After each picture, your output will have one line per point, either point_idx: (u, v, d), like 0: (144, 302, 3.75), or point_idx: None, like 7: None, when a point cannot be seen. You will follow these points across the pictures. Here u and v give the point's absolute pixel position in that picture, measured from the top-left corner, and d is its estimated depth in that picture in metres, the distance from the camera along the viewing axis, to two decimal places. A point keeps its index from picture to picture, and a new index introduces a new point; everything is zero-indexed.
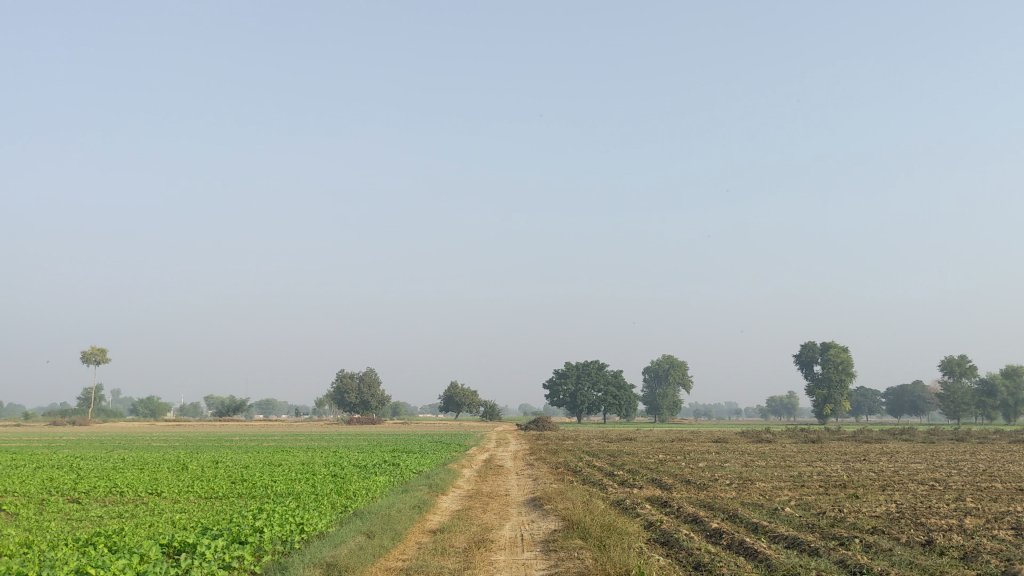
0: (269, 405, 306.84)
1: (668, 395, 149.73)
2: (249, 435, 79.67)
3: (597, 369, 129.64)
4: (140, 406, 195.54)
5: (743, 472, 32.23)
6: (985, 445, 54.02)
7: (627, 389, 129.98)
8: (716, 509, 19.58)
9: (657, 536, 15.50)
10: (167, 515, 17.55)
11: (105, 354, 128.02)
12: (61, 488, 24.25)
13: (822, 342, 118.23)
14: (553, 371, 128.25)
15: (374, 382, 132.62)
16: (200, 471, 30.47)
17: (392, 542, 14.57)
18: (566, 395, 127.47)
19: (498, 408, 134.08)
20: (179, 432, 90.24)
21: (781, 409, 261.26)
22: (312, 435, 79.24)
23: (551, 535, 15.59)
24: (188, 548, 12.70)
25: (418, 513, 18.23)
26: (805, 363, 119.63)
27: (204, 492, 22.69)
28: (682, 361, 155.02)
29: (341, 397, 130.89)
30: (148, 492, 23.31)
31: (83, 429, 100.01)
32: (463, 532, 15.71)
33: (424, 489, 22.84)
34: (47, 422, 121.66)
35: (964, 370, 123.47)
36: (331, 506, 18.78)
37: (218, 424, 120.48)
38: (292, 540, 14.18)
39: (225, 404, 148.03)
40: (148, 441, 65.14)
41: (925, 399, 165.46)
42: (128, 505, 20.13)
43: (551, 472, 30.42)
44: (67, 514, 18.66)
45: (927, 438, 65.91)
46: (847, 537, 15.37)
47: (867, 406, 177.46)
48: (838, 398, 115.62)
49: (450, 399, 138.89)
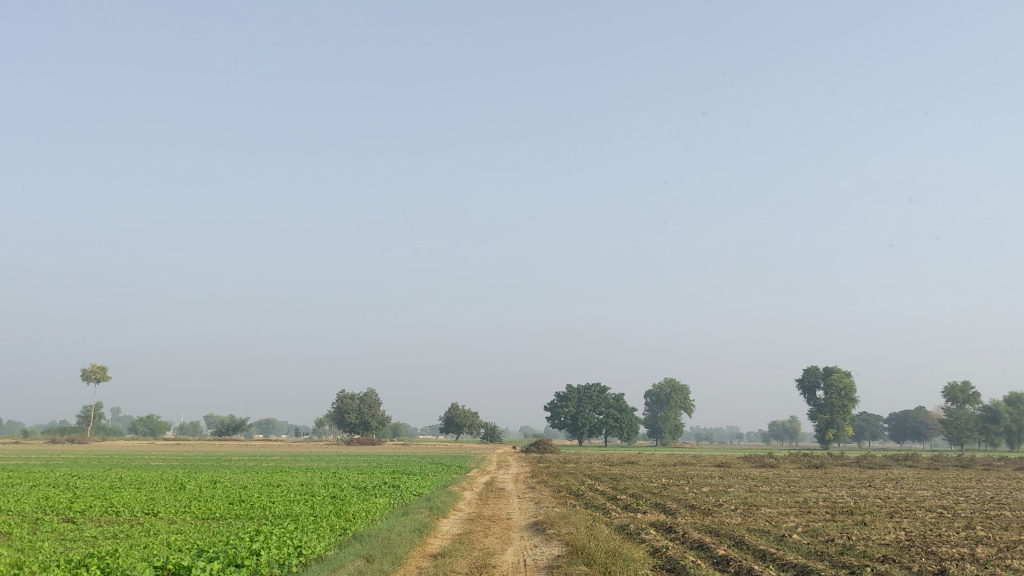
0: (269, 425, 306.60)
1: (669, 419, 149.01)
2: (248, 455, 79.16)
3: (597, 392, 129.07)
4: (140, 425, 195.37)
5: (748, 497, 31.79)
6: (991, 472, 53.44)
7: (629, 412, 129.32)
8: (723, 535, 19.22)
9: (663, 563, 15.11)
10: (164, 536, 17.23)
11: (105, 372, 127.56)
12: (55, 507, 23.84)
13: (825, 367, 117.76)
14: (554, 393, 127.65)
15: (375, 402, 132.03)
16: (197, 490, 30.16)
17: (393, 565, 14.23)
18: (567, 418, 126.79)
19: (498, 430, 133.52)
20: (177, 451, 89.89)
21: (783, 434, 259.90)
22: (310, 456, 78.65)
23: (553, 560, 15.22)
24: (183, 570, 12.38)
25: (418, 536, 17.85)
26: (806, 389, 119.17)
27: (200, 513, 22.28)
28: (683, 385, 154.32)
29: (341, 417, 130.27)
30: (145, 512, 22.95)
31: (83, 447, 99.68)
32: (464, 557, 15.37)
33: (424, 512, 22.50)
34: (47, 440, 121.48)
35: (968, 397, 122.67)
36: (330, 529, 18.36)
37: (217, 443, 120.05)
38: (289, 563, 13.84)
39: (224, 423, 147.58)
40: (146, 460, 64.69)
41: (927, 425, 164.53)
42: (124, 526, 19.78)
43: (553, 495, 30.05)
44: (60, 535, 18.27)
45: (931, 465, 65.25)
46: (858, 567, 14.95)
47: (869, 432, 176.60)
48: (839, 423, 115.00)
49: (451, 420, 138.26)
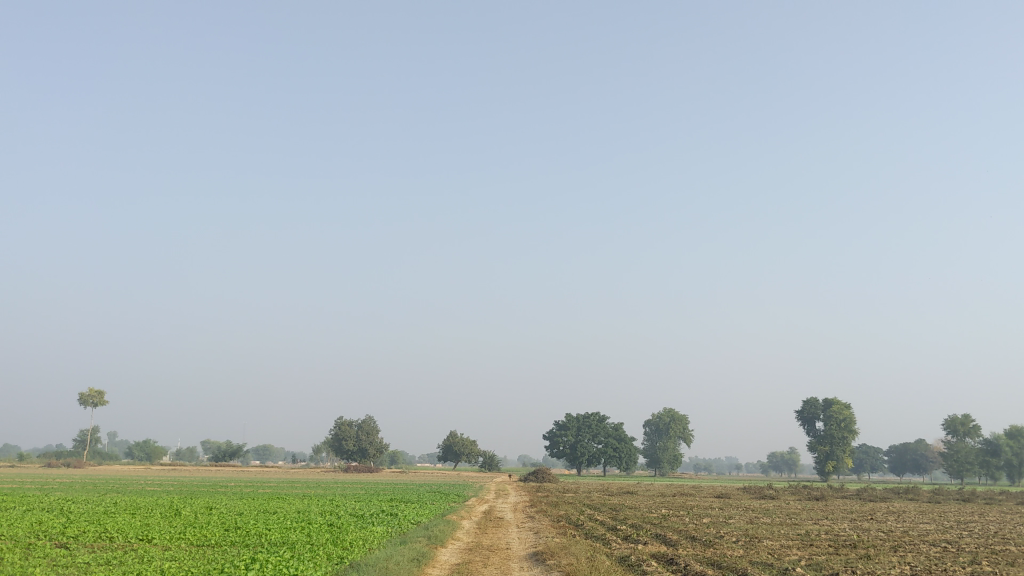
0: (266, 450, 305.27)
1: (668, 449, 148.27)
2: (245, 482, 78.69)
3: (597, 421, 128.20)
4: (136, 450, 194.40)
5: (750, 529, 31.40)
6: (992, 506, 53.18)
7: (628, 442, 128.71)
8: (725, 568, 18.96)
9: None
10: (159, 563, 17.05)
11: (103, 397, 127.22)
12: (49, 532, 23.66)
13: (825, 398, 117.28)
14: (553, 422, 126.99)
15: (372, 430, 131.35)
16: (192, 516, 29.80)
17: None
18: (565, 447, 125.99)
19: (497, 459, 132.72)
20: (173, 477, 89.06)
21: (782, 465, 258.54)
22: (306, 483, 78.23)
23: None
24: None
25: (417, 566, 17.57)
26: (806, 420, 118.62)
27: (195, 540, 22.03)
28: (682, 415, 153.44)
29: (339, 444, 129.43)
30: (139, 538, 22.67)
31: (80, 472, 98.73)
32: None
33: (422, 541, 22.25)
34: (43, 463, 120.64)
35: (969, 430, 122.16)
36: (327, 557, 18.07)
37: (215, 469, 119.33)
38: None
39: (221, 449, 146.61)
40: (142, 485, 64.26)
41: (927, 457, 163.60)
42: (117, 552, 19.56)
43: (553, 525, 29.78)
44: (53, 560, 18.04)
45: (931, 498, 64.90)
46: None
47: (868, 465, 175.88)
48: (839, 455, 114.27)
49: (449, 449, 137.49)
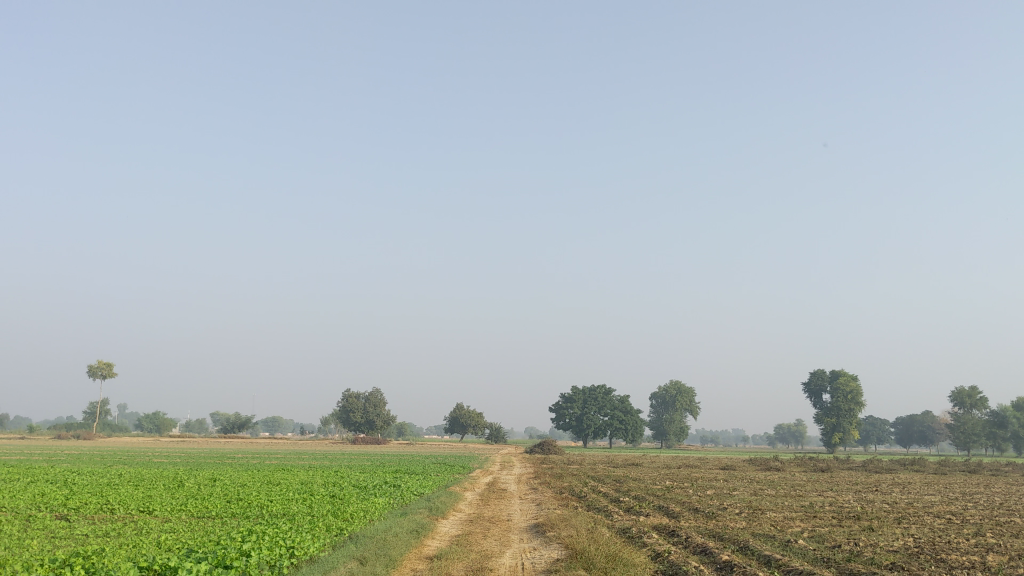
0: (275, 423, 307.45)
1: (674, 421, 148.44)
2: (252, 452, 79.07)
3: (603, 394, 128.33)
4: (146, 421, 195.96)
5: (753, 501, 31.28)
6: (997, 478, 53.31)
7: (634, 414, 128.95)
8: (726, 540, 18.76)
9: (665, 569, 14.66)
10: (156, 535, 16.93)
11: (112, 368, 127.79)
12: (49, 504, 23.58)
13: (832, 370, 117.10)
14: (560, 395, 127.17)
15: (379, 402, 131.75)
16: (195, 488, 29.82)
17: (386, 568, 13.45)
18: (572, 419, 126.35)
19: (503, 431, 133.20)
20: (179, 449, 89.31)
21: (789, 437, 258.81)
22: (314, 454, 78.70)
23: (551, 565, 14.60)
24: (169, 571, 12.27)
25: (415, 538, 17.43)
26: (813, 392, 118.51)
27: (196, 512, 21.98)
28: (688, 387, 153.45)
29: (346, 416, 129.87)
30: (140, 509, 22.66)
31: (88, 444, 99.11)
32: (462, 560, 14.83)
33: (424, 512, 22.16)
34: (53, 435, 121.25)
35: (975, 401, 121.88)
36: (326, 529, 17.97)
37: (224, 441, 120.18)
38: (280, 564, 13.36)
39: (230, 421, 147.35)
40: (149, 456, 64.54)
41: (934, 429, 163.46)
42: (117, 524, 19.49)
43: (555, 497, 29.73)
44: (51, 533, 17.91)
45: (937, 469, 65.07)
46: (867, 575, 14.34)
47: (875, 436, 176.14)
48: (845, 427, 114.33)
49: (455, 421, 137.75)
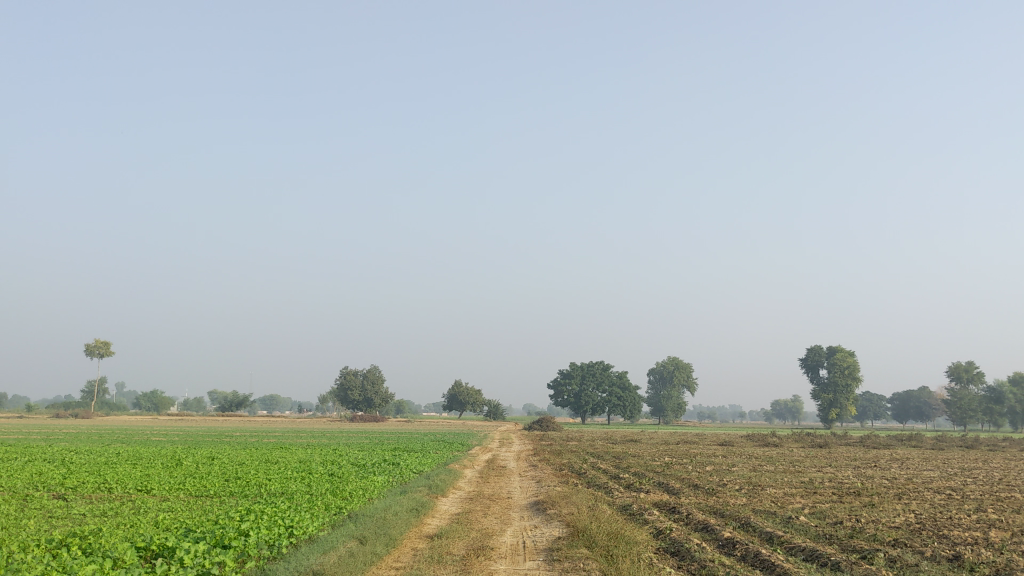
0: (273, 401, 308.24)
1: (672, 397, 148.79)
2: (251, 430, 79.21)
3: (602, 370, 128.61)
4: (144, 400, 196.31)
5: (752, 476, 31.34)
6: (995, 453, 53.35)
7: (632, 390, 129.21)
8: (728, 517, 18.63)
9: (667, 546, 14.48)
10: (153, 514, 16.78)
11: (110, 347, 127.69)
12: (47, 483, 23.53)
13: (829, 346, 117.19)
14: (558, 371, 127.25)
15: (377, 379, 131.84)
16: (194, 467, 29.78)
17: (386, 548, 13.26)
18: (570, 395, 126.55)
19: (502, 408, 133.46)
20: (177, 427, 89.39)
21: (785, 412, 259.46)
22: (313, 432, 78.87)
23: (553, 543, 14.42)
24: (167, 553, 12.10)
25: (416, 516, 17.30)
26: (810, 367, 118.70)
27: (194, 491, 21.91)
28: (686, 363, 153.71)
29: (345, 394, 129.99)
30: (138, 488, 22.60)
31: (87, 422, 99.21)
32: (462, 539, 14.67)
33: (423, 490, 22.07)
34: (51, 415, 121.25)
35: (972, 376, 122.05)
36: (325, 508, 17.82)
37: (222, 418, 120.39)
38: (279, 545, 13.20)
39: (228, 399, 147.51)
40: (147, 435, 64.67)
41: (931, 405, 163.91)
42: (113, 503, 19.37)
43: (554, 474, 29.72)
44: (47, 512, 17.80)
45: (934, 444, 65.21)
46: (869, 551, 14.24)
47: (872, 412, 176.71)
48: (842, 402, 114.50)
49: (453, 398, 137.92)
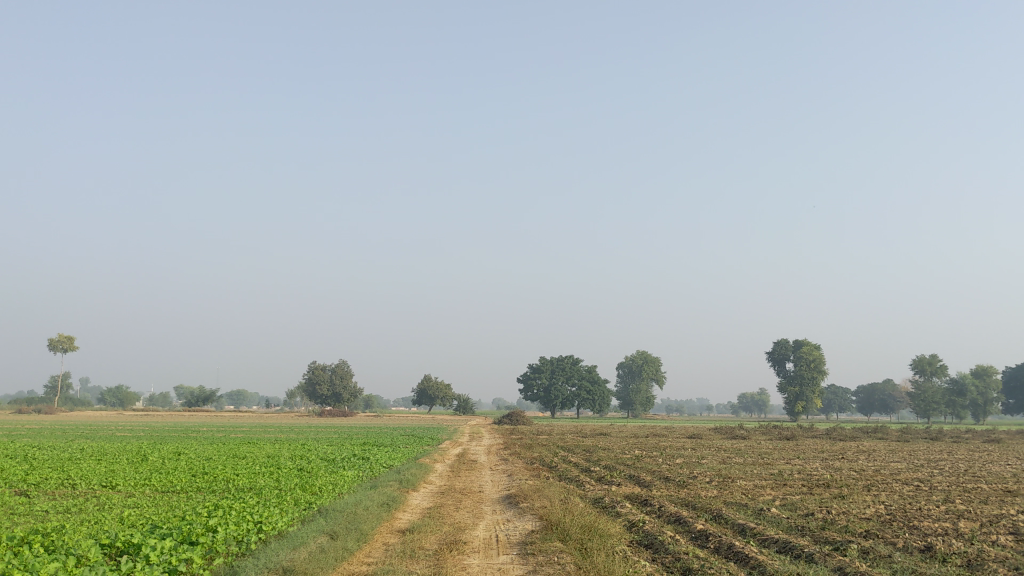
0: (240, 395, 306.11)
1: (640, 390, 149.26)
2: (217, 426, 78.24)
3: (571, 364, 128.77)
4: (108, 395, 193.61)
5: (723, 469, 31.38)
6: (960, 444, 54.16)
7: (601, 384, 129.55)
8: (699, 509, 18.64)
9: (640, 539, 14.41)
10: (118, 511, 16.44)
11: (73, 342, 125.67)
12: (9, 479, 23.06)
13: (795, 339, 118.18)
14: (528, 365, 127.16)
15: (346, 374, 131.03)
16: (160, 462, 29.30)
17: (357, 543, 13.02)
18: (539, 390, 126.42)
19: (471, 403, 133.24)
20: (143, 422, 88.17)
21: (752, 406, 262.01)
22: (280, 426, 78.19)
23: (526, 537, 14.30)
24: (132, 549, 11.80)
25: (387, 511, 17.13)
26: (777, 361, 119.62)
27: (161, 486, 21.52)
28: (654, 357, 154.39)
29: (313, 388, 129.02)
30: (103, 484, 22.15)
31: (49, 417, 97.62)
32: (435, 534, 14.50)
33: (393, 485, 21.92)
34: (13, 410, 119.27)
35: (935, 369, 123.76)
36: (294, 504, 17.52)
37: (189, 414, 119.28)
38: (248, 540, 12.94)
39: (194, 394, 145.81)
40: (111, 431, 63.37)
41: (894, 398, 166.32)
42: (78, 499, 18.97)
43: (525, 468, 29.65)
44: (9, 509, 17.36)
45: (900, 436, 65.95)
46: (842, 542, 14.25)
47: (837, 405, 179.06)
48: (809, 395, 115.70)
49: (423, 392, 137.42)
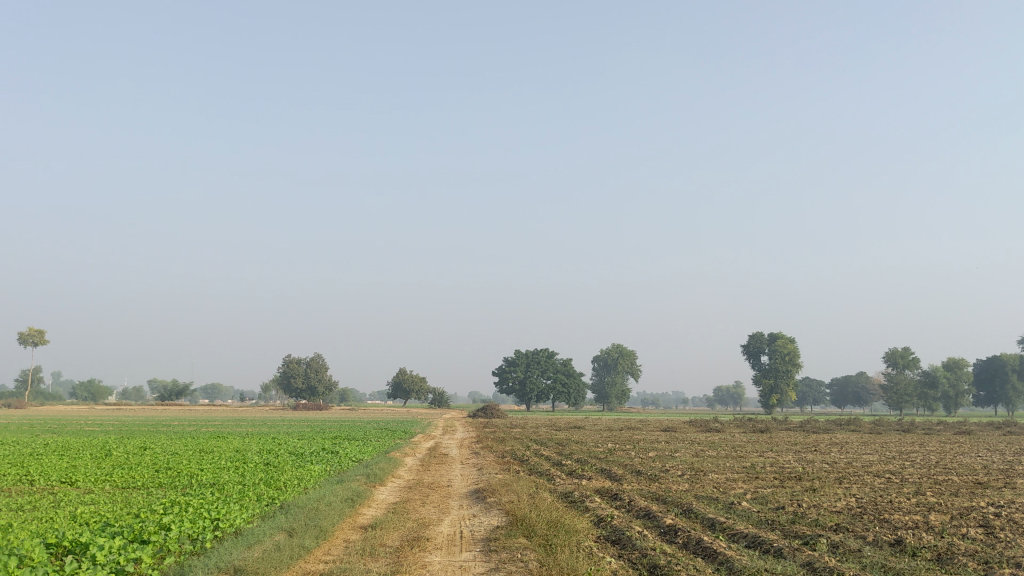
0: (214, 390, 304.89)
1: (616, 383, 149.67)
2: (189, 420, 77.20)
3: (546, 357, 128.63)
4: (80, 389, 191.30)
5: (695, 463, 31.17)
6: (931, 437, 54.40)
7: (576, 376, 129.75)
8: (670, 504, 18.37)
9: (607, 534, 14.16)
10: (73, 508, 15.98)
11: (44, 335, 124.16)
12: None
13: (770, 332, 118.65)
14: (503, 358, 126.85)
15: (321, 367, 130.11)
16: (124, 457, 28.66)
17: (316, 541, 12.61)
18: (515, 382, 126.05)
19: (446, 396, 132.83)
20: (114, 416, 87.11)
21: (726, 398, 263.86)
22: (252, 421, 77.39)
23: (491, 533, 13.94)
24: (80, 549, 11.37)
25: (350, 506, 16.75)
26: (752, 354, 120.12)
27: (121, 482, 21.02)
28: (630, 350, 154.51)
29: (288, 382, 128.07)
30: (61, 480, 21.54)
31: (17, 412, 96.38)
32: (398, 530, 14.13)
33: (360, 480, 21.44)
34: None
35: (908, 361, 124.67)
36: (255, 500, 17.09)
37: (163, 408, 118.44)
38: (202, 539, 12.53)
39: (167, 388, 144.20)
40: (85, 425, 62.62)
41: (868, 390, 167.49)
42: (35, 495, 18.44)
43: (497, 461, 29.30)
44: None
45: (872, 429, 66.12)
46: (811, 537, 14.00)
47: (811, 397, 180.46)
48: (783, 387, 116.18)
49: (398, 386, 136.79)
